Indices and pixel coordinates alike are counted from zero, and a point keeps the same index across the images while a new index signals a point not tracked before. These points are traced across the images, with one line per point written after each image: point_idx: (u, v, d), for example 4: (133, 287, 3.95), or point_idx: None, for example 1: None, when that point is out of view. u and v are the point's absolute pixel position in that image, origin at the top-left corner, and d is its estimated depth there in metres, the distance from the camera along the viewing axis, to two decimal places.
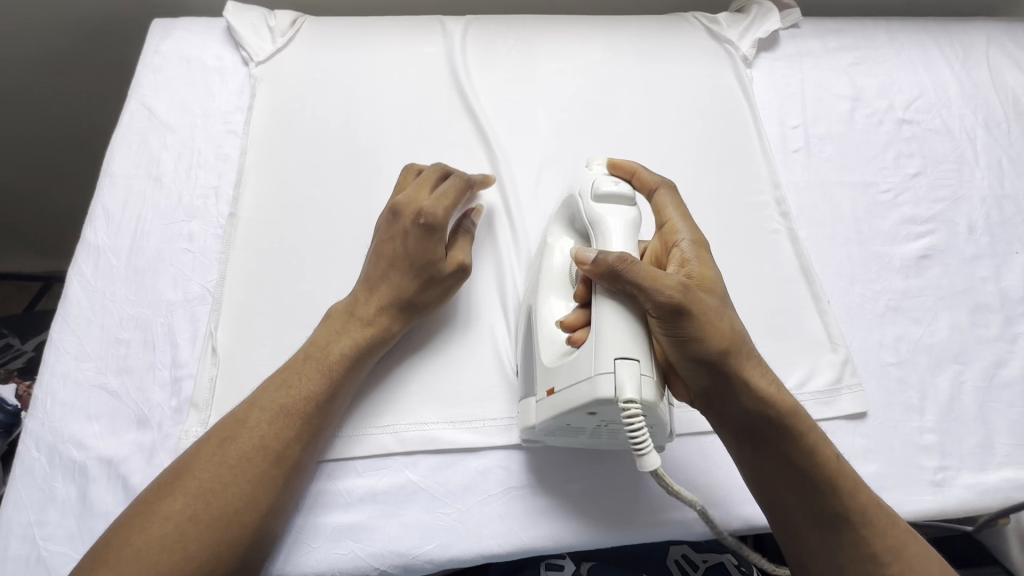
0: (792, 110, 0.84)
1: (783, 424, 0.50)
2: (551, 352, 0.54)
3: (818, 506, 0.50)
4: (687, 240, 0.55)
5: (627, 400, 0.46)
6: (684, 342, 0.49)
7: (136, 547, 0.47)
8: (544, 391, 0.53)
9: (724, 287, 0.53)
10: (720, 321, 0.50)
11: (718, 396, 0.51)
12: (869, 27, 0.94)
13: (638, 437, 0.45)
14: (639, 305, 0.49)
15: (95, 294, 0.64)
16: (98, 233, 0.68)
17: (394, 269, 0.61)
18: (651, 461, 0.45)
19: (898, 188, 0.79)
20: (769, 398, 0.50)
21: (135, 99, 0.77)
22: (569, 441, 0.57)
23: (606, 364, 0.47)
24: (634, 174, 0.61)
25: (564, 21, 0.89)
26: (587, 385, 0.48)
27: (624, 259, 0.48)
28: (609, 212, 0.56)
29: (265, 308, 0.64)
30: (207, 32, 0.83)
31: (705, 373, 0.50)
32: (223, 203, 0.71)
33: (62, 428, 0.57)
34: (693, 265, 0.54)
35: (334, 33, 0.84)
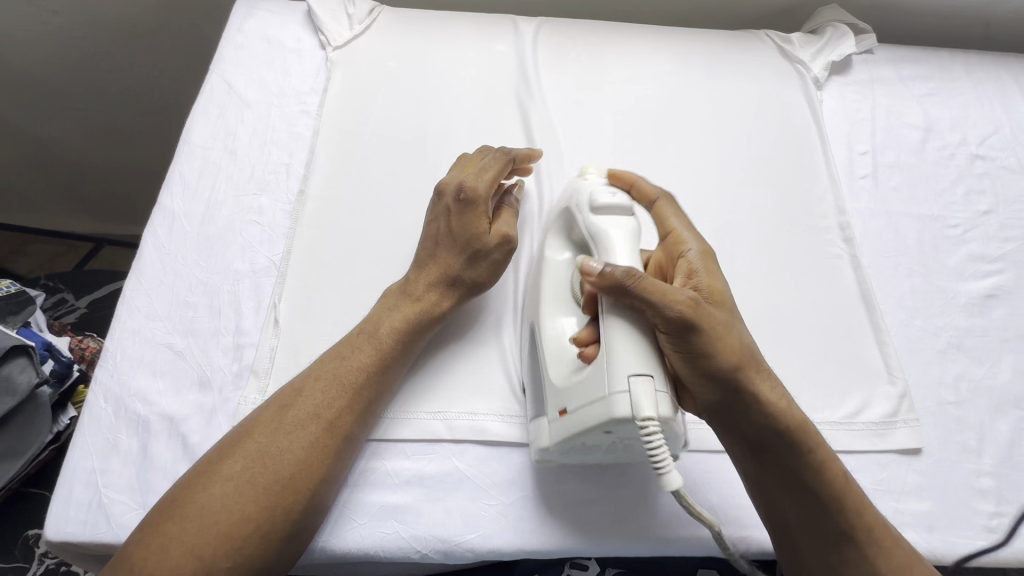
0: (861, 136, 0.83)
1: (790, 445, 0.50)
2: (563, 371, 0.53)
3: (829, 528, 0.50)
4: (695, 250, 0.55)
5: (645, 418, 0.44)
6: (694, 358, 0.48)
7: (201, 503, 0.49)
8: (556, 410, 0.52)
9: (733, 299, 0.53)
10: (728, 337, 0.49)
11: (724, 414, 0.51)
12: (946, 58, 0.92)
13: (656, 454, 0.44)
14: (646, 320, 0.48)
15: (168, 257, 0.66)
16: (174, 199, 0.70)
17: (438, 247, 0.63)
18: (672, 479, 0.43)
19: (967, 224, 0.77)
20: (774, 417, 0.50)
21: (217, 74, 0.79)
22: (580, 458, 0.56)
23: (621, 383, 0.46)
24: (632, 185, 0.61)
25: (635, 30, 0.89)
26: (603, 403, 0.47)
27: (633, 274, 0.47)
28: (608, 223, 0.55)
29: (327, 286, 0.66)
30: (289, 14, 0.86)
31: (712, 392, 0.49)
32: (293, 180, 0.73)
33: (131, 382, 0.60)
34: (701, 278, 0.53)
35: (409, 24, 0.86)
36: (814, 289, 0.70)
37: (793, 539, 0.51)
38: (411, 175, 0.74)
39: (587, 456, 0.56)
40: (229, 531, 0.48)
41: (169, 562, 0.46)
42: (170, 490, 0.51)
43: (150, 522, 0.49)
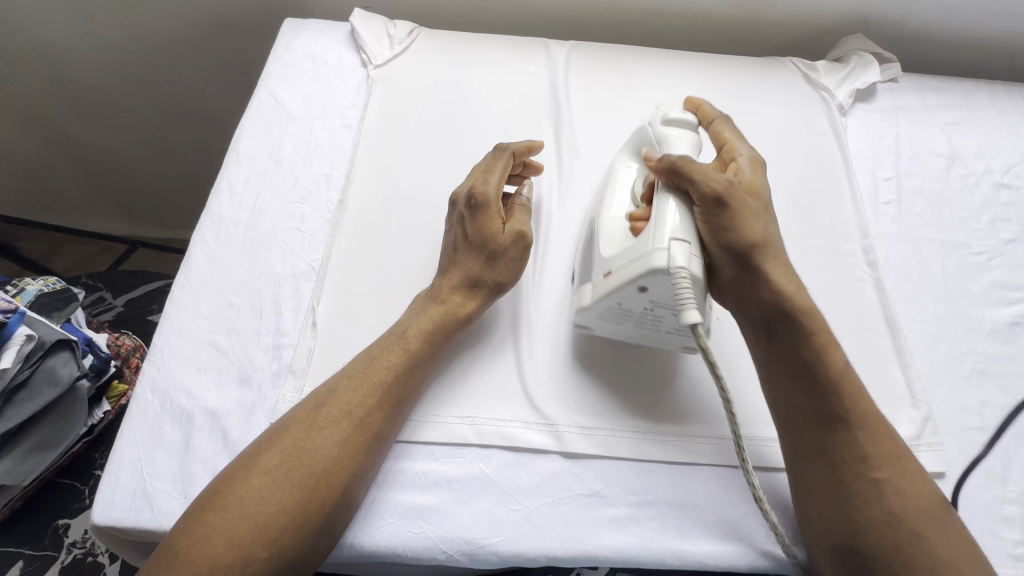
0: (885, 162, 0.85)
1: (798, 323, 0.56)
2: (609, 241, 0.61)
3: (824, 407, 0.55)
4: (744, 155, 0.63)
5: (678, 268, 0.53)
6: (719, 229, 0.58)
7: (241, 492, 0.51)
8: (601, 275, 0.60)
9: (767, 195, 0.62)
10: (752, 224, 0.59)
11: (743, 286, 0.59)
12: (971, 88, 0.93)
13: (683, 299, 0.52)
14: (688, 199, 0.58)
15: (214, 259, 0.70)
16: (221, 205, 0.74)
17: (456, 253, 0.66)
18: (691, 316, 0.51)
19: (992, 251, 0.78)
20: (786, 296, 0.57)
21: (265, 88, 0.84)
22: (616, 329, 0.63)
23: (662, 242, 0.54)
24: (698, 108, 0.69)
25: (663, 55, 0.93)
26: (642, 259, 0.55)
27: (684, 158, 0.58)
28: (675, 133, 0.63)
29: (362, 291, 0.69)
30: (333, 34, 0.90)
31: (734, 261, 0.58)
32: (333, 190, 0.76)
33: (176, 377, 0.63)
34: (746, 175, 0.62)
35: (447, 45, 0.90)
36: (836, 311, 0.71)
37: (788, 416, 0.57)
38: (444, 188, 0.77)
39: (623, 328, 0.63)
40: (267, 521, 0.50)
41: (210, 549, 0.48)
42: (211, 481, 0.54)
43: (191, 512, 0.51)
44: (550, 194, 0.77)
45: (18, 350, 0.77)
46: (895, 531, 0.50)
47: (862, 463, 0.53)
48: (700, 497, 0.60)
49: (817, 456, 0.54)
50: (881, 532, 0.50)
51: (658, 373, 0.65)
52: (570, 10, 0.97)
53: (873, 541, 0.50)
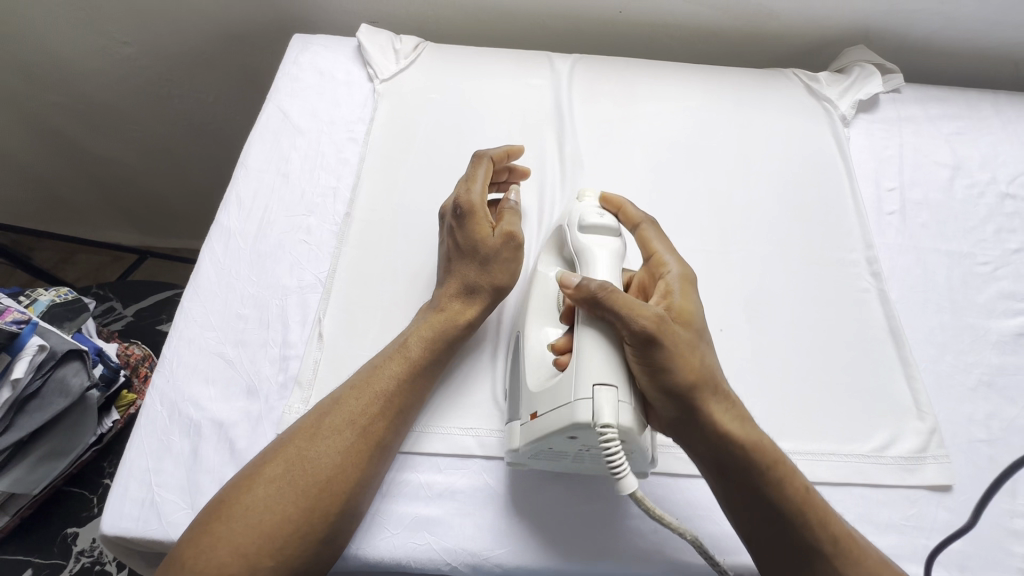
0: (888, 172, 0.85)
1: (750, 464, 0.52)
2: (536, 379, 0.56)
3: (789, 541, 0.51)
4: (674, 272, 0.58)
5: (605, 424, 0.47)
6: (655, 373, 0.50)
7: (247, 502, 0.51)
8: (528, 414, 0.55)
9: (703, 318, 0.56)
10: (690, 355, 0.52)
11: (682, 426, 0.53)
12: (974, 98, 0.93)
13: (615, 462, 0.47)
14: (613, 333, 0.51)
15: (223, 271, 0.71)
16: (230, 217, 0.75)
17: (451, 261, 0.67)
18: (628, 484, 0.47)
19: (997, 261, 0.78)
20: (731, 436, 0.52)
21: (273, 103, 0.85)
22: (555, 464, 0.58)
23: (585, 391, 0.49)
24: (620, 210, 0.64)
25: (666, 67, 0.94)
26: (567, 409, 0.49)
27: (605, 288, 0.51)
28: (592, 245, 0.58)
29: (367, 303, 0.69)
30: (340, 49, 0.92)
31: (674, 407, 0.51)
32: (339, 203, 0.77)
33: (184, 388, 0.64)
34: (676, 298, 0.56)
35: (452, 59, 0.91)
36: (840, 322, 0.71)
37: (756, 550, 0.53)
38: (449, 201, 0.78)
39: (561, 463, 0.58)
40: (271, 531, 0.50)
41: (215, 560, 0.48)
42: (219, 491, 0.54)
43: (198, 522, 0.52)
44: (553, 206, 0.78)
45: (30, 361, 0.78)
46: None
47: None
48: (705, 508, 0.60)
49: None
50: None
51: (606, 501, 0.60)
52: (573, 24, 0.98)
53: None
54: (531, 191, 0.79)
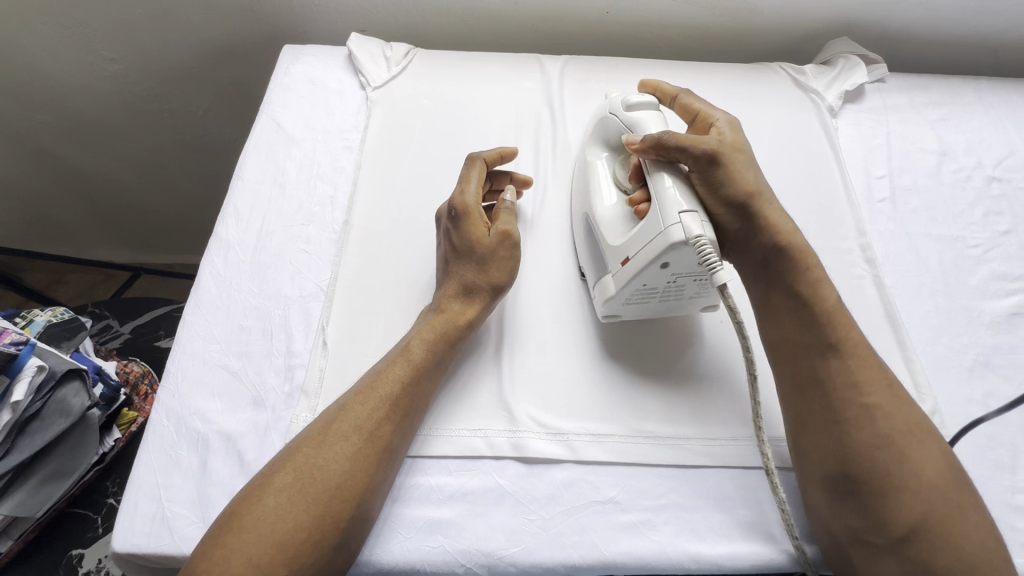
0: (877, 160, 0.86)
1: (796, 263, 0.61)
2: (615, 232, 0.65)
3: (816, 338, 0.59)
4: (721, 119, 0.68)
5: (696, 237, 0.55)
6: (716, 185, 0.62)
7: (259, 512, 0.51)
8: (618, 263, 0.63)
9: (751, 147, 0.66)
10: (744, 174, 0.63)
11: (744, 235, 0.63)
12: (956, 85, 0.95)
13: (711, 262, 0.54)
14: (680, 167, 0.62)
15: (224, 284, 0.71)
16: (228, 230, 0.75)
17: (448, 266, 0.68)
18: (722, 276, 0.54)
19: (987, 244, 0.79)
20: (783, 235, 0.62)
21: (267, 114, 0.86)
22: (641, 309, 0.66)
23: (673, 218, 0.57)
24: (658, 89, 0.74)
25: (655, 65, 0.95)
26: (660, 237, 0.57)
27: (666, 133, 0.62)
28: (642, 116, 0.67)
29: (370, 309, 0.70)
30: (331, 58, 0.92)
31: (736, 215, 0.62)
32: (337, 211, 0.78)
33: (190, 402, 0.63)
34: (727, 134, 0.66)
35: (442, 64, 0.92)
36: None
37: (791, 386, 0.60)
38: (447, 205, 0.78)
39: (648, 307, 0.65)
40: (286, 539, 0.50)
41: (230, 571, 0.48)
42: (230, 504, 0.54)
43: (211, 534, 0.52)
44: (550, 206, 0.79)
45: (30, 382, 0.78)
46: (884, 449, 0.53)
47: (852, 390, 0.56)
48: (714, 499, 0.61)
49: (812, 390, 0.58)
50: (869, 457, 0.53)
51: (675, 356, 0.68)
52: (561, 25, 0.99)
53: (862, 463, 0.53)
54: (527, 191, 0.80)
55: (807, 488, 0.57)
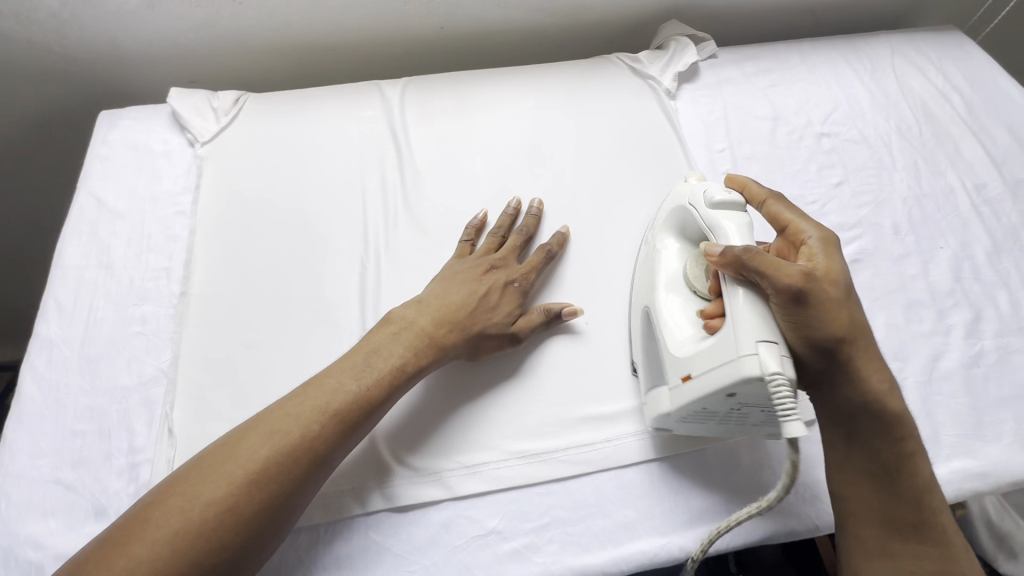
0: (717, 135, 0.89)
1: (888, 421, 0.56)
2: (680, 343, 0.59)
3: (900, 512, 0.56)
4: (814, 236, 0.58)
5: (773, 374, 0.49)
6: (803, 327, 0.53)
7: (173, 526, 0.47)
8: (678, 377, 0.58)
9: (848, 278, 0.57)
10: (837, 315, 0.54)
11: (831, 383, 0.57)
12: (781, 51, 1.00)
13: (787, 408, 0.49)
14: (762, 293, 0.53)
15: (49, 388, 0.65)
16: (50, 326, 0.68)
17: (479, 307, 0.66)
18: (796, 429, 0.49)
19: (823, 198, 0.83)
20: (876, 391, 0.56)
21: (84, 190, 0.79)
22: (700, 427, 0.61)
23: (748, 347, 0.51)
24: (743, 188, 0.65)
25: (498, 74, 0.94)
26: (730, 366, 0.52)
27: (750, 250, 0.53)
28: (726, 217, 0.60)
29: (219, 383, 0.65)
30: (153, 118, 0.86)
31: (824, 361, 0.55)
32: (174, 283, 0.72)
33: (18, 530, 0.57)
34: (820, 261, 0.57)
35: (276, 107, 0.88)
36: None
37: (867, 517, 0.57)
38: (295, 255, 0.75)
39: (707, 425, 0.60)
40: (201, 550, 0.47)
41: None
42: (132, 509, 0.49)
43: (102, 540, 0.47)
44: (405, 237, 0.77)
45: None
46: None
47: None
48: (593, 505, 0.61)
49: (881, 560, 0.56)
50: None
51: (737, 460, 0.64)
52: (401, 45, 0.98)
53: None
54: (379, 224, 0.78)
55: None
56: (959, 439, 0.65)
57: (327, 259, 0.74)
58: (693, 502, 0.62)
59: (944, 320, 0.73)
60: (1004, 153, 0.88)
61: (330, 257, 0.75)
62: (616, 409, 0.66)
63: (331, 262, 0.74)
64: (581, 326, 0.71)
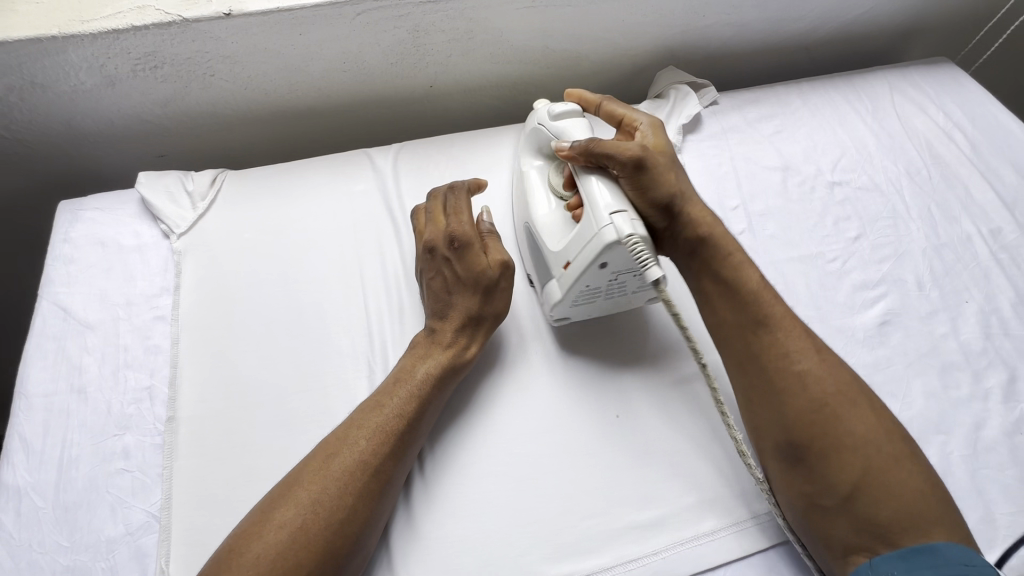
0: (729, 190, 0.86)
1: (719, 256, 0.65)
2: (557, 238, 0.66)
3: (746, 317, 0.62)
4: (643, 121, 0.70)
5: (628, 236, 0.58)
6: (644, 191, 0.64)
7: (257, 552, 0.50)
8: (560, 268, 0.64)
9: (672, 147, 0.68)
10: (668, 177, 0.65)
11: (672, 234, 0.67)
12: (781, 93, 0.97)
13: (642, 261, 0.58)
14: (610, 173, 0.64)
15: (20, 550, 0.56)
16: (17, 471, 0.60)
17: (453, 291, 0.67)
18: (654, 272, 0.58)
19: (843, 254, 0.81)
20: (707, 229, 0.65)
21: (47, 299, 0.70)
22: (590, 309, 0.68)
23: (604, 219, 0.59)
24: (582, 98, 0.75)
25: (493, 134, 0.89)
26: (595, 240, 0.60)
27: (591, 141, 0.64)
28: (568, 124, 0.70)
29: (220, 526, 0.58)
30: (121, 207, 0.78)
31: (663, 215, 0.65)
32: (159, 404, 0.65)
33: None
34: (649, 138, 0.69)
35: (258, 187, 0.81)
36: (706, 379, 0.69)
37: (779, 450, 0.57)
38: (293, 357, 0.68)
39: (595, 306, 0.68)
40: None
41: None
42: (224, 543, 0.52)
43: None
44: (411, 327, 0.71)
45: None
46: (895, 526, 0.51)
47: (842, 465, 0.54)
48: None
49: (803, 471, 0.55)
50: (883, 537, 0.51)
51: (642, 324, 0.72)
52: (387, 106, 0.93)
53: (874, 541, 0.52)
54: (383, 316, 0.71)
55: (762, 450, 0.59)
56: (1013, 518, 0.62)
57: (328, 361, 0.68)
58: None
59: (981, 383, 0.71)
60: (1014, 194, 0.87)
61: (332, 361, 0.68)
62: (659, 515, 0.61)
63: (334, 367, 0.68)
64: (612, 420, 0.66)
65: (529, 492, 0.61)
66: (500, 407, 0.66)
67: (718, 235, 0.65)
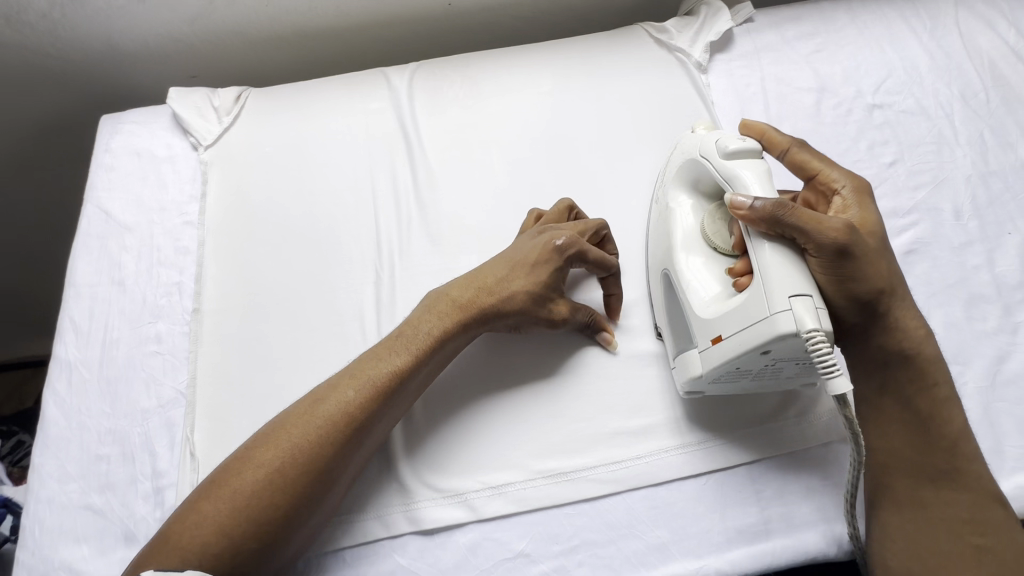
0: (754, 112, 0.81)
1: (919, 370, 0.56)
2: (709, 304, 0.57)
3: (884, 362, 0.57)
4: (846, 184, 0.59)
5: (810, 331, 0.47)
6: (843, 280, 0.52)
7: (232, 489, 0.50)
8: (708, 339, 0.56)
9: (882, 228, 0.57)
10: (878, 267, 0.54)
11: (863, 333, 0.56)
12: (827, 8, 0.89)
13: (827, 365, 0.46)
14: (796, 246, 0.51)
15: (72, 413, 0.64)
16: (69, 348, 0.68)
17: (518, 281, 0.63)
18: (839, 385, 0.46)
19: (874, 180, 0.76)
20: (910, 341, 0.56)
21: (92, 203, 0.76)
22: (731, 387, 0.59)
23: (782, 303, 0.48)
24: (765, 135, 0.62)
25: (510, 53, 0.87)
26: (762, 324, 0.49)
27: (785, 206, 0.50)
28: (743, 169, 0.56)
29: (237, 405, 0.64)
30: (154, 120, 0.83)
31: (860, 312, 0.54)
32: (187, 298, 0.71)
33: (54, 554, 0.58)
34: (852, 212, 0.58)
35: (279, 103, 0.83)
36: None
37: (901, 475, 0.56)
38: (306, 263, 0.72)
39: (738, 384, 0.59)
40: (261, 516, 0.49)
41: (200, 538, 0.48)
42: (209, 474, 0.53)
43: (187, 503, 0.51)
44: (418, 239, 0.73)
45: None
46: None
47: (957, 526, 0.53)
48: (625, 525, 0.59)
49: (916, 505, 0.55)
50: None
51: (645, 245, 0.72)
52: (405, 24, 0.92)
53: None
54: (392, 228, 0.74)
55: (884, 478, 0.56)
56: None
57: (338, 267, 0.72)
58: (736, 519, 0.59)
59: (1010, 317, 0.66)
60: None
61: (342, 267, 0.72)
62: (645, 424, 0.62)
63: (344, 273, 0.71)
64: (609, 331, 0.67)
65: (509, 436, 0.62)
66: (493, 362, 0.65)
67: (926, 356, 0.56)
